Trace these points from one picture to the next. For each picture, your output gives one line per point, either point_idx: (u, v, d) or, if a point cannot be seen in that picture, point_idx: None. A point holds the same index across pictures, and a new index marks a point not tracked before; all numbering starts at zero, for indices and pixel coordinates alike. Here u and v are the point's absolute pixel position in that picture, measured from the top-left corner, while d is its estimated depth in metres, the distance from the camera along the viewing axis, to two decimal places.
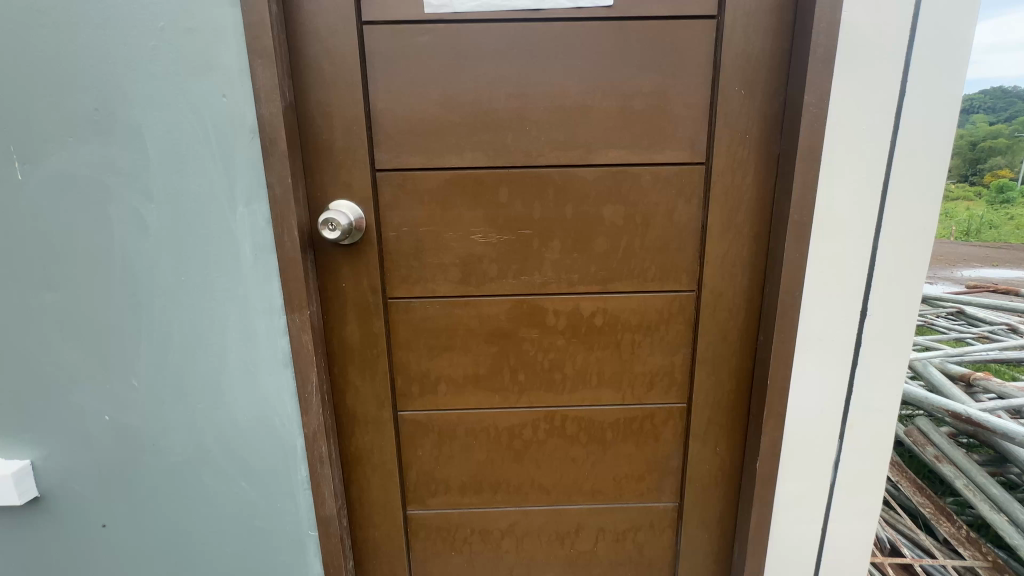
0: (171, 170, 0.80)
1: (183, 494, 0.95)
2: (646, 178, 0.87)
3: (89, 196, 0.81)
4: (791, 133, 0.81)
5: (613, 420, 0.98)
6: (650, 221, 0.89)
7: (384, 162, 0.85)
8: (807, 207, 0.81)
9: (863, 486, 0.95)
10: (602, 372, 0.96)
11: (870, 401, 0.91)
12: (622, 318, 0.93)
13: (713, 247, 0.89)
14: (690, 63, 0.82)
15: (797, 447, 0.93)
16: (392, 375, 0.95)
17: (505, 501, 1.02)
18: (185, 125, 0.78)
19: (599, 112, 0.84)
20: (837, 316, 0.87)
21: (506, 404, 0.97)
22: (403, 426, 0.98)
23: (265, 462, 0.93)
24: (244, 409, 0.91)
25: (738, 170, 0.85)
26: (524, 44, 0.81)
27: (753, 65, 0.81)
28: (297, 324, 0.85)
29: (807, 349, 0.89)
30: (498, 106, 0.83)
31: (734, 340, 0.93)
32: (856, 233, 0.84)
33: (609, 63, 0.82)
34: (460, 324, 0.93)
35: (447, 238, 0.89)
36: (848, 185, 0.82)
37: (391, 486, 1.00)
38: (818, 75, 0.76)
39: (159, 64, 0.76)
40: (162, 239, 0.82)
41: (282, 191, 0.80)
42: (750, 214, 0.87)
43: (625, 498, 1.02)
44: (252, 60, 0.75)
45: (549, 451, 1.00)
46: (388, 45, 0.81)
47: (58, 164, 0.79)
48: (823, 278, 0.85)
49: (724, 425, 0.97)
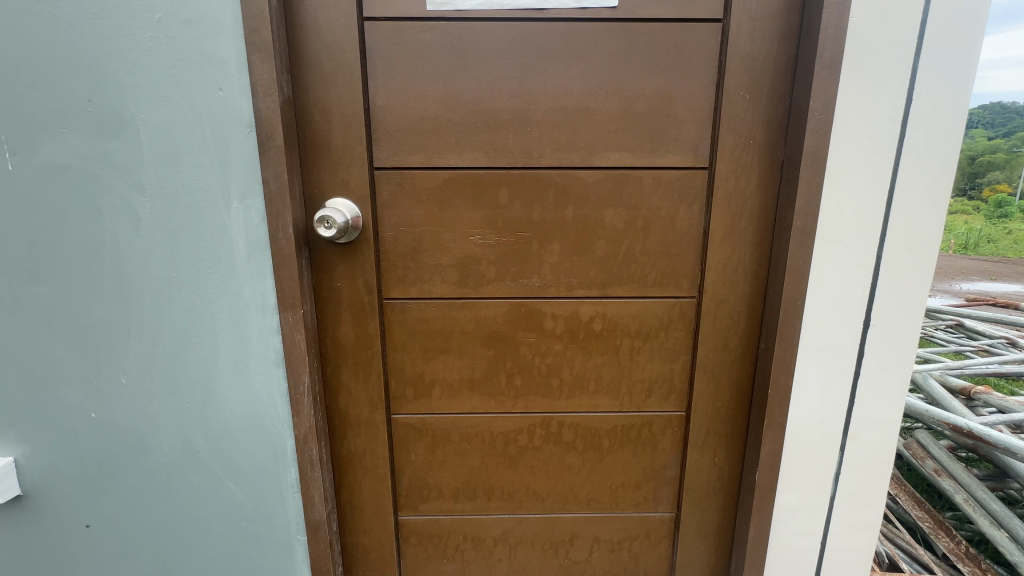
0: (165, 163, 0.78)
1: (169, 495, 0.93)
2: (648, 182, 0.86)
3: (80, 188, 0.79)
4: (795, 139, 0.80)
5: (611, 427, 0.97)
6: (651, 225, 0.87)
7: (383, 160, 0.84)
8: (811, 214, 0.80)
9: (863, 499, 0.93)
10: (600, 378, 0.94)
11: (871, 413, 0.89)
12: (621, 323, 0.92)
13: (715, 254, 0.87)
14: (694, 66, 0.81)
15: (797, 458, 0.91)
16: (386, 377, 0.93)
17: (499, 508, 1.00)
18: (180, 118, 0.77)
19: (602, 114, 0.83)
20: (838, 325, 0.86)
21: (502, 409, 0.95)
22: (396, 430, 0.96)
23: (255, 464, 0.91)
24: (235, 409, 0.89)
25: (741, 176, 0.84)
26: (528, 44, 0.80)
27: (758, 70, 0.80)
28: (290, 324, 0.84)
29: (809, 358, 0.87)
30: (499, 106, 0.82)
31: (734, 348, 0.92)
32: (861, 243, 0.83)
33: (613, 65, 0.81)
34: (456, 326, 0.91)
35: (445, 239, 0.87)
36: (854, 193, 0.81)
37: (383, 490, 0.98)
38: (824, 80, 0.75)
39: (156, 55, 0.75)
40: (154, 233, 0.81)
41: (277, 188, 0.78)
42: (753, 221, 0.86)
43: (621, 508, 1.01)
44: (250, 54, 0.74)
45: (544, 458, 0.98)
46: (388, 42, 0.79)
47: (49, 155, 0.78)
48: (825, 287, 0.84)
49: (723, 434, 0.96)
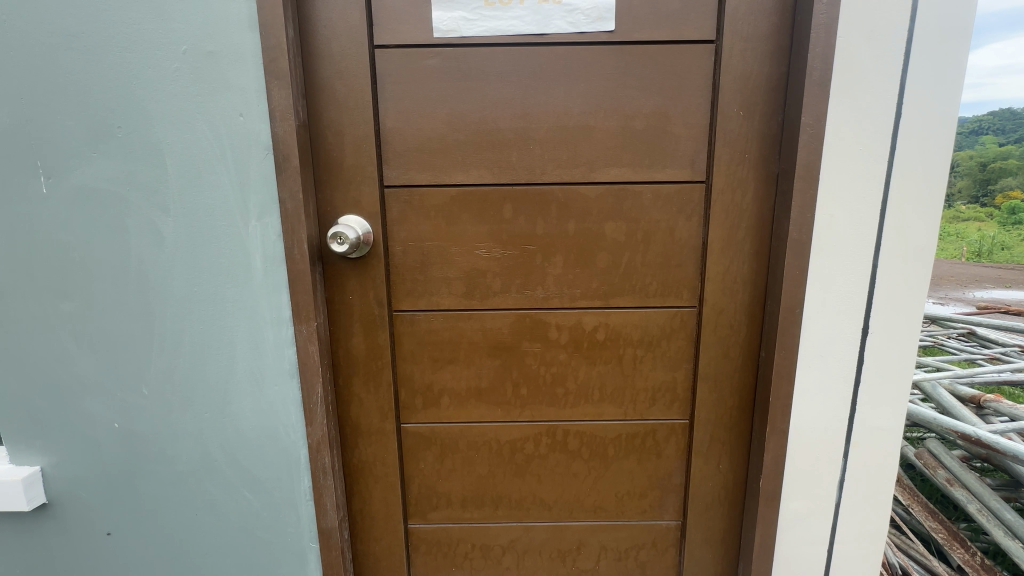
0: (188, 184, 0.83)
1: (187, 502, 0.96)
2: (647, 197, 0.89)
3: (109, 209, 0.84)
4: (789, 153, 0.83)
5: (615, 436, 0.98)
6: (651, 237, 0.90)
7: (394, 178, 0.88)
8: (806, 225, 0.82)
9: (868, 506, 0.93)
10: (604, 387, 0.96)
11: (874, 420, 0.90)
12: (624, 333, 0.94)
13: (714, 264, 0.90)
14: (689, 85, 0.85)
15: (800, 465, 0.92)
16: (395, 387, 0.96)
17: (506, 516, 1.02)
18: (202, 142, 0.81)
19: (601, 131, 0.86)
20: (838, 333, 0.87)
21: (508, 418, 0.98)
22: (405, 439, 0.99)
23: (270, 472, 0.94)
24: (250, 418, 0.92)
25: (738, 188, 0.87)
26: (530, 67, 0.84)
27: (751, 88, 0.84)
28: (304, 335, 0.87)
29: (809, 366, 0.89)
30: (503, 125, 0.86)
31: (736, 357, 0.93)
32: (855, 253, 0.85)
33: (611, 85, 0.85)
34: (463, 336, 0.94)
35: (452, 253, 0.91)
36: (847, 204, 0.83)
37: (393, 499, 1.00)
38: (815, 97, 0.78)
39: (180, 84, 0.80)
40: (176, 250, 0.85)
41: (293, 206, 0.82)
42: (751, 232, 0.89)
43: (627, 516, 1.02)
44: (268, 82, 0.78)
45: (550, 466, 1.00)
46: (397, 67, 0.84)
47: (81, 179, 0.83)
48: (822, 295, 0.86)
49: (726, 442, 0.97)
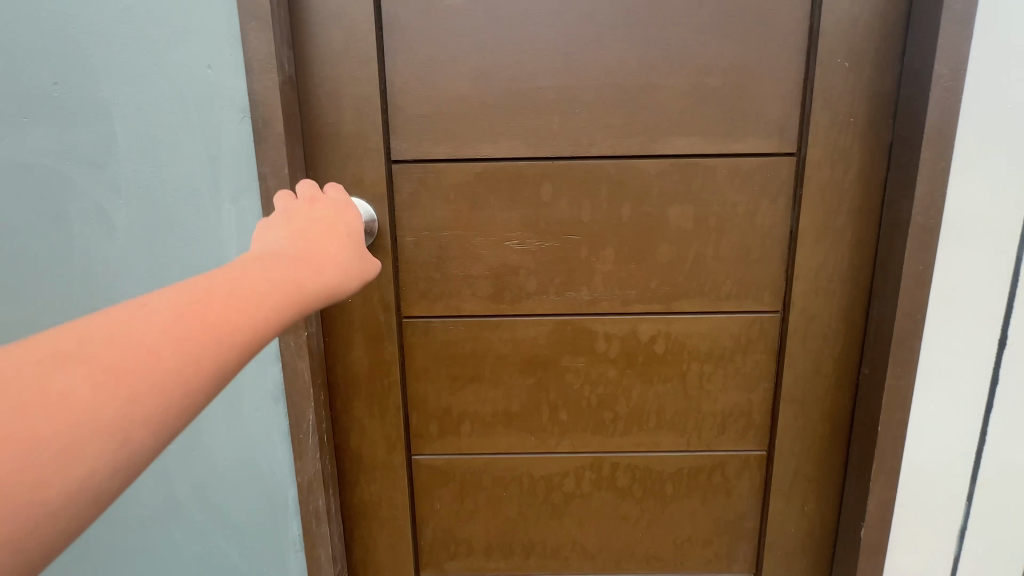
0: (144, 158, 0.65)
1: (148, 554, 0.78)
2: (723, 174, 0.70)
3: (46, 190, 0.66)
4: (910, 115, 0.64)
5: (675, 471, 0.80)
6: (725, 226, 0.72)
7: (404, 152, 0.70)
8: (935, 208, 0.64)
9: (997, 562, 0.75)
10: (662, 412, 0.78)
11: (1009, 455, 0.71)
12: (690, 343, 0.76)
13: (805, 259, 0.71)
14: (780, 29, 0.66)
15: (911, 511, 0.74)
16: (406, 411, 0.78)
17: (540, 566, 0.84)
18: (161, 103, 0.64)
19: (666, 91, 0.68)
20: (967, 346, 0.69)
21: (543, 448, 0.80)
22: (418, 474, 0.81)
23: (251, 517, 0.76)
24: (226, 451, 0.74)
25: (838, 163, 0.69)
26: (577, 10, 0.66)
27: (859, 33, 0.65)
28: (292, 349, 0.70)
29: (928, 387, 0.70)
30: (542, 84, 0.68)
31: (828, 375, 0.75)
32: (995, 243, 0.66)
33: (679, 31, 0.67)
34: (489, 349, 0.76)
35: (477, 245, 0.73)
36: (988, 179, 0.64)
37: (402, 547, 0.82)
38: (953, 39, 0.60)
39: (132, 29, 0.62)
40: (131, 243, 0.68)
41: (277, 185, 0.65)
42: (853, 217, 0.70)
43: (688, 567, 0.83)
44: (244, 25, 0.61)
45: (594, 507, 0.82)
46: (408, 10, 0.66)
47: (9, 151, 0.65)
48: (949, 297, 0.67)
49: (814, 479, 0.78)
